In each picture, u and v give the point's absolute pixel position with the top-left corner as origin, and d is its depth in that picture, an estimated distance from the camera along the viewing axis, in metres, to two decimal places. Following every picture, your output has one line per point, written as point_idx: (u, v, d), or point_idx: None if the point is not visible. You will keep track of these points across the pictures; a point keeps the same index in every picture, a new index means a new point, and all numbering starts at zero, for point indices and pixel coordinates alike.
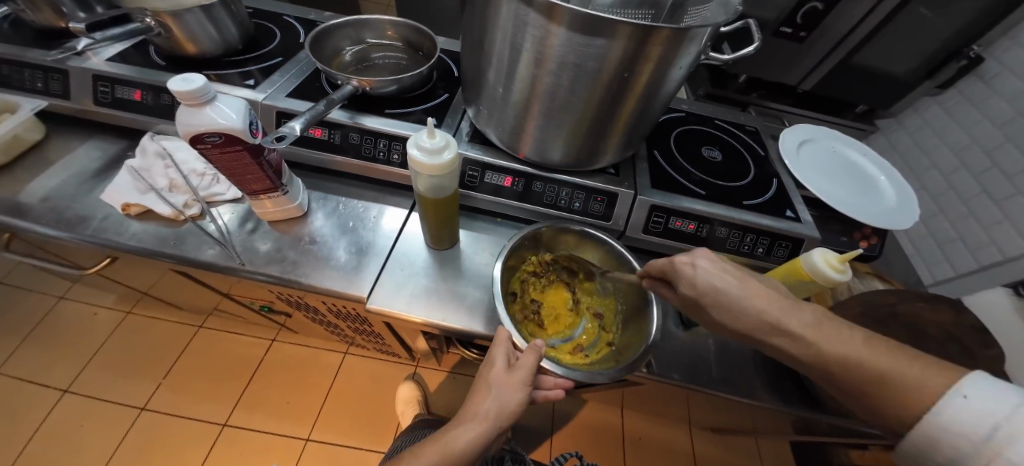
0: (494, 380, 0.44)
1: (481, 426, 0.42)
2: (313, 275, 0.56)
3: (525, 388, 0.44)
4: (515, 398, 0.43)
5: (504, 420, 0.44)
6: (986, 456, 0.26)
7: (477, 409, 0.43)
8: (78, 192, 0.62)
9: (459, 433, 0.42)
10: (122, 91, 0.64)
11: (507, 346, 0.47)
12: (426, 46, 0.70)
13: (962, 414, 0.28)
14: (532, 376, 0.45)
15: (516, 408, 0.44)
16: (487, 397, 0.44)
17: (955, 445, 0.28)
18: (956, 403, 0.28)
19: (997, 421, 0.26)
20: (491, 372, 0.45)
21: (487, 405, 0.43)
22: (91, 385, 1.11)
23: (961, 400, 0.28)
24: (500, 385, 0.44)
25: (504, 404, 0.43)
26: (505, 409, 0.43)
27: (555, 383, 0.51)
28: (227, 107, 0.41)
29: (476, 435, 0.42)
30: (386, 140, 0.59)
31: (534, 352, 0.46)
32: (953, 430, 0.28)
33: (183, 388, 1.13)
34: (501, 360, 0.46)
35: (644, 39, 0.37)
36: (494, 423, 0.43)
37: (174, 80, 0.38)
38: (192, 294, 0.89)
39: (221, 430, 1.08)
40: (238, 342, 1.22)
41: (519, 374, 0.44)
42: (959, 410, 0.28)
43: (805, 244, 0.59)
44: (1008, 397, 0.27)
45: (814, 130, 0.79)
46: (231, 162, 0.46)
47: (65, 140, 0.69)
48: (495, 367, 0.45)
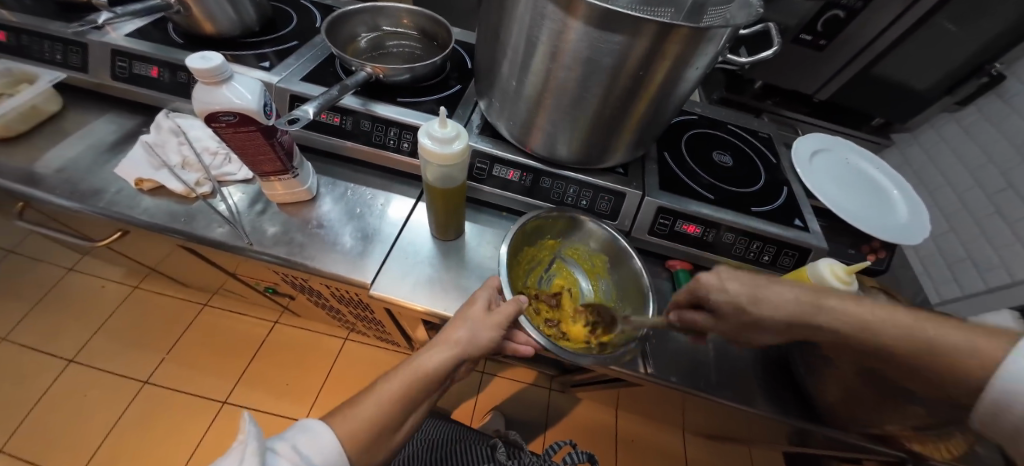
0: (470, 315, 0.45)
1: (451, 349, 0.42)
2: (319, 258, 0.56)
3: (500, 328, 0.45)
4: (488, 335, 0.44)
5: (474, 353, 0.44)
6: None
7: (447, 336, 0.43)
8: (93, 164, 0.63)
9: (427, 356, 0.42)
10: (140, 67, 0.64)
11: (490, 291, 0.49)
12: (442, 36, 0.69)
13: (1019, 373, 0.29)
14: (509, 320, 0.46)
15: (486, 344, 0.44)
16: (459, 327, 0.44)
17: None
18: (1015, 364, 0.29)
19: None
20: (469, 308, 0.46)
21: (458, 333, 0.43)
22: (97, 355, 1.14)
23: (1019, 361, 0.29)
24: (475, 320, 0.45)
25: (475, 336, 0.43)
26: (476, 342, 0.43)
27: (527, 340, 0.51)
28: (242, 87, 0.42)
29: (444, 359, 0.41)
30: (397, 128, 0.59)
31: (514, 303, 0.46)
32: (1019, 389, 0.29)
33: (186, 363, 1.15)
34: (481, 302, 0.47)
35: (662, 37, 0.37)
36: (462, 352, 0.42)
37: (192, 58, 0.39)
38: (199, 272, 0.90)
39: (220, 406, 1.10)
40: (241, 321, 1.24)
41: (497, 316, 0.45)
42: (1020, 369, 0.29)
43: (811, 254, 0.59)
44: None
45: (828, 140, 0.78)
46: (243, 141, 0.46)
47: (82, 113, 0.70)
48: (475, 306, 0.46)
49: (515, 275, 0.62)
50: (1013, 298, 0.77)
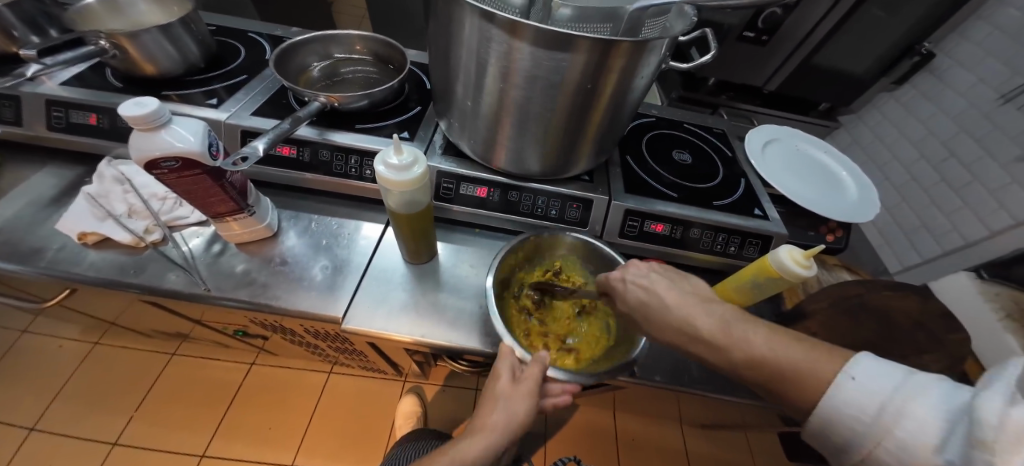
0: (500, 392, 0.44)
1: (491, 436, 0.41)
2: (285, 297, 0.54)
3: (533, 396, 0.43)
4: (524, 407, 0.43)
5: (513, 431, 0.43)
6: (877, 436, 0.27)
7: (485, 421, 0.43)
8: (31, 222, 0.58)
9: (468, 444, 0.41)
10: (77, 115, 0.61)
11: (510, 359, 0.47)
12: (396, 59, 0.69)
13: (851, 395, 0.28)
14: (538, 385, 0.44)
15: (524, 417, 0.43)
16: (494, 410, 0.43)
17: (850, 426, 0.28)
18: (844, 386, 0.28)
19: (882, 401, 0.27)
20: (496, 384, 0.45)
21: (494, 417, 0.42)
22: (58, 422, 1.05)
23: (850, 382, 0.28)
24: (507, 397, 0.44)
25: (512, 414, 0.43)
26: (513, 419, 0.43)
27: (562, 389, 0.48)
28: (184, 129, 0.40)
29: (485, 447, 0.41)
30: (358, 156, 0.58)
31: (538, 363, 0.45)
32: (845, 413, 0.28)
33: (158, 420, 1.08)
34: (507, 374, 0.46)
35: (605, 51, 0.38)
36: (502, 435, 0.42)
37: (125, 104, 0.37)
38: (162, 321, 0.85)
39: (199, 461, 1.03)
40: (215, 367, 1.17)
41: (525, 385, 0.44)
42: (848, 392, 0.28)
43: (773, 241, 0.61)
44: (887, 373, 0.28)
45: (778, 130, 0.82)
46: (191, 185, 0.44)
47: (17, 168, 0.66)
48: (502, 379, 0.45)
49: (512, 309, 0.60)
50: (969, 258, 0.82)
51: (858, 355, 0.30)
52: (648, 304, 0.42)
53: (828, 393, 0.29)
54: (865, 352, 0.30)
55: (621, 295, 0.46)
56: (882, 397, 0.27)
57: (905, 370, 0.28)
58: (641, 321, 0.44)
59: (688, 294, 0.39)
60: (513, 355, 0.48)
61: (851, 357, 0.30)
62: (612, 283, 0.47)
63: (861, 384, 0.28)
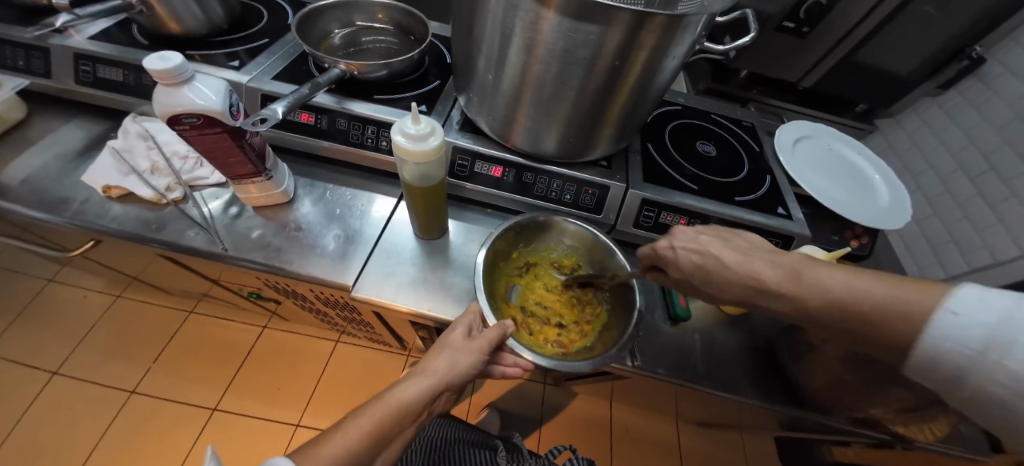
0: (450, 343, 0.46)
1: (429, 379, 0.42)
2: (298, 262, 0.55)
3: (480, 354, 0.45)
4: (469, 361, 0.44)
5: (453, 382, 0.44)
6: (984, 371, 0.27)
7: (428, 365, 0.44)
8: (59, 173, 0.60)
9: (406, 387, 0.41)
10: (105, 70, 0.62)
11: (473, 317, 0.49)
12: (418, 30, 0.68)
13: (955, 331, 0.28)
14: (491, 346, 0.46)
15: (467, 371, 0.44)
16: (440, 356, 0.44)
17: (953, 362, 0.28)
18: (949, 323, 0.28)
19: (989, 334, 0.27)
20: (450, 335, 0.46)
21: (438, 362, 0.44)
22: (82, 368, 1.11)
23: (949, 317, 0.28)
24: (455, 347, 0.45)
25: (456, 364, 0.44)
26: (456, 369, 0.44)
27: (514, 362, 0.51)
28: (205, 87, 0.40)
29: (423, 389, 0.41)
30: (375, 126, 0.57)
31: (499, 327, 0.47)
32: (947, 349, 0.29)
33: (173, 373, 1.13)
34: (462, 327, 0.47)
35: (637, 26, 0.36)
36: (441, 380, 0.43)
37: (149, 58, 0.37)
38: (180, 279, 0.88)
39: (211, 414, 1.09)
40: (228, 327, 1.21)
41: (478, 342, 0.46)
42: (950, 329, 0.28)
43: (794, 241, 0.59)
44: (994, 302, 0.27)
45: (809, 127, 0.79)
46: (211, 144, 0.45)
47: (48, 120, 0.68)
48: (456, 332, 0.47)
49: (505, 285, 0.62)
50: (998, 277, 0.78)
51: (962, 287, 0.29)
52: (707, 268, 0.40)
53: (929, 331, 0.29)
54: (975, 282, 0.29)
55: (672, 262, 0.43)
56: (992, 327, 0.27)
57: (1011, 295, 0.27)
58: (669, 270, 0.44)
59: None
60: (478, 317, 0.50)
61: (956, 289, 0.29)
62: (659, 253, 0.44)
63: (965, 317, 0.28)
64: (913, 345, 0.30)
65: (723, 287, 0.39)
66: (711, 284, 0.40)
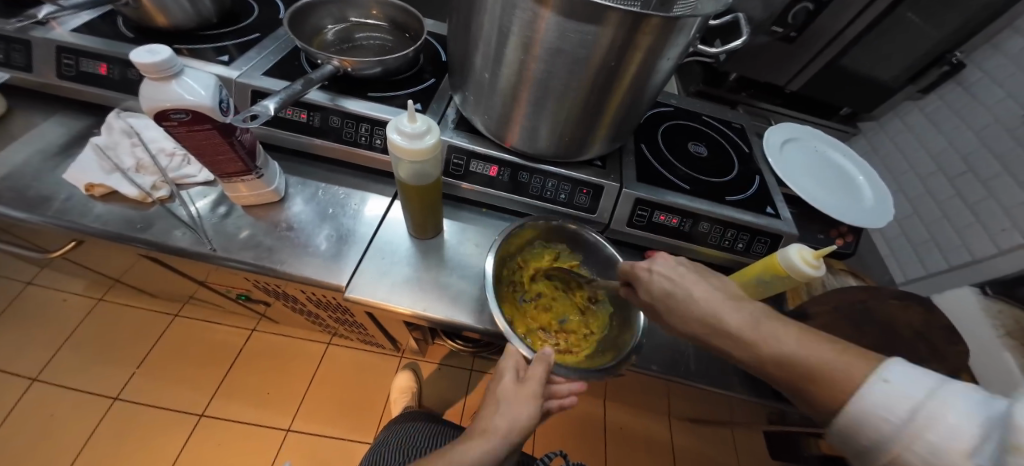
0: (502, 394, 0.44)
1: (492, 440, 0.41)
2: (290, 262, 0.54)
3: (536, 400, 0.43)
4: (527, 413, 0.42)
5: (515, 438, 0.42)
6: (903, 441, 0.24)
7: (487, 425, 0.42)
8: (39, 170, 0.58)
9: (466, 449, 0.40)
10: (88, 64, 0.60)
11: (514, 358, 0.47)
12: (413, 28, 0.67)
13: (881, 398, 0.26)
14: (542, 387, 0.44)
15: (526, 423, 0.42)
16: (497, 414, 0.43)
17: (876, 428, 0.26)
18: (878, 388, 0.26)
19: (913, 404, 0.25)
20: (500, 386, 0.44)
21: (497, 422, 0.42)
22: (61, 373, 1.07)
23: (880, 385, 0.26)
24: (510, 399, 0.43)
25: (514, 419, 0.42)
26: (516, 425, 0.42)
27: (569, 391, 0.48)
28: (195, 82, 0.39)
29: (486, 449, 0.40)
30: (369, 124, 0.57)
31: (541, 360, 0.45)
32: (873, 414, 0.26)
33: (158, 377, 1.10)
34: (510, 374, 0.45)
35: (632, 27, 0.36)
36: (504, 440, 0.41)
37: (137, 51, 0.36)
38: (166, 280, 0.85)
39: (198, 420, 1.06)
40: (216, 330, 1.19)
41: (530, 386, 0.44)
42: (877, 394, 0.26)
43: (783, 240, 0.60)
44: (923, 379, 0.26)
45: (797, 129, 0.80)
46: (201, 141, 0.44)
47: (27, 115, 0.65)
48: (505, 380, 0.45)
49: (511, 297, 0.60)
50: (975, 275, 0.81)
51: (886, 361, 0.28)
52: (674, 295, 0.39)
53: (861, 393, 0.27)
54: (897, 357, 0.28)
55: (645, 284, 0.42)
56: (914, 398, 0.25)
57: (940, 376, 0.26)
58: (640, 291, 0.43)
59: (692, 285, 0.39)
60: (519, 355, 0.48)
61: (882, 362, 0.28)
62: (635, 271, 0.43)
63: (892, 387, 0.26)
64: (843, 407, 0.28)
65: (686, 318, 0.38)
66: (673, 316, 0.39)
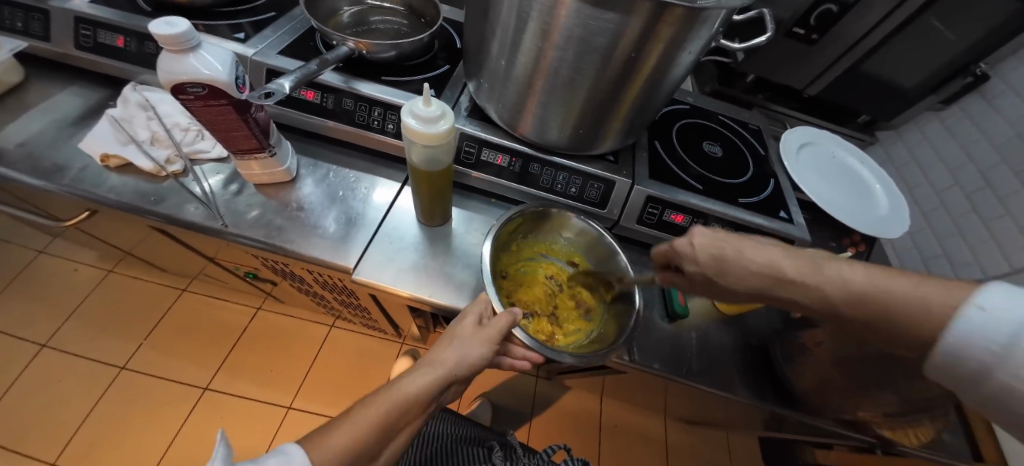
0: (460, 332, 0.46)
1: (439, 369, 0.42)
2: (299, 242, 0.54)
3: (490, 343, 0.45)
4: (478, 352, 0.44)
5: (461, 372, 0.44)
6: (1008, 365, 0.26)
7: (435, 357, 0.44)
8: (55, 139, 0.59)
9: (412, 379, 0.41)
10: (105, 36, 0.60)
11: (482, 306, 0.49)
12: (430, 13, 0.67)
13: (976, 329, 0.27)
14: (502, 333, 0.46)
15: (478, 361, 0.44)
16: (447, 348, 0.44)
17: (975, 359, 0.27)
18: (971, 318, 0.27)
19: (1013, 333, 0.26)
20: (459, 325, 0.47)
21: (446, 354, 0.44)
22: (70, 342, 1.10)
23: (977, 313, 0.27)
24: (465, 336, 0.45)
25: (465, 354, 0.44)
26: (466, 359, 0.44)
27: (524, 355, 0.51)
28: (212, 57, 0.39)
29: (429, 380, 0.41)
30: (381, 108, 0.57)
31: (507, 315, 0.47)
32: (972, 342, 0.27)
33: (165, 351, 1.12)
34: (471, 317, 0.48)
35: (655, 17, 0.35)
36: (453, 371, 0.43)
37: (155, 22, 0.36)
38: (176, 255, 0.87)
39: (202, 393, 1.08)
40: (222, 307, 1.21)
41: (487, 331, 0.46)
42: (976, 326, 0.27)
43: (794, 245, 0.59)
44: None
45: (815, 133, 0.79)
46: (216, 116, 0.44)
47: (44, 84, 0.66)
48: (466, 322, 0.47)
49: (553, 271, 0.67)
50: None
51: (990, 284, 0.28)
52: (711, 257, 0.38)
53: (952, 326, 0.28)
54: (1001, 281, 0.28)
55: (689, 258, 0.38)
56: (1019, 326, 0.26)
57: None
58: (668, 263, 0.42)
59: None
60: (488, 304, 0.50)
61: (981, 288, 0.28)
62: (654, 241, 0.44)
63: (991, 316, 0.27)
64: (937, 338, 0.29)
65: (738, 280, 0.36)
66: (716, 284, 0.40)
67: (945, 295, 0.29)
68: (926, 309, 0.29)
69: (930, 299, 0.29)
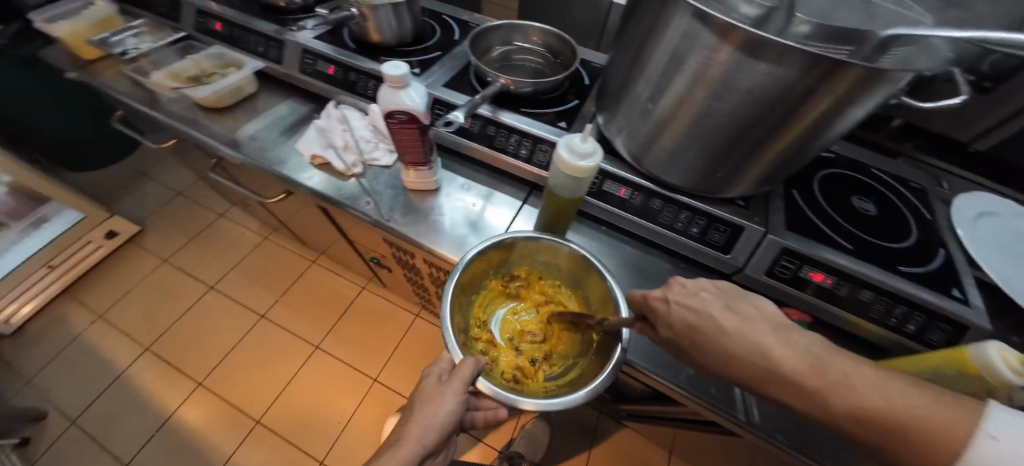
0: (423, 396, 0.49)
1: (412, 442, 0.47)
2: (435, 241, 0.63)
3: (454, 401, 0.47)
4: (445, 412, 0.47)
5: (437, 435, 0.48)
6: None
7: (410, 430, 0.48)
8: (273, 136, 0.78)
9: (389, 457, 0.46)
10: (321, 65, 0.79)
11: (444, 364, 0.52)
12: (566, 55, 0.73)
13: (995, 457, 0.28)
14: (463, 389, 0.47)
15: (443, 421, 0.47)
16: (419, 414, 0.48)
17: None
18: (986, 443, 0.28)
19: None
20: (423, 389, 0.50)
21: (418, 420, 0.48)
22: (234, 289, 1.45)
23: (990, 441, 0.28)
24: (427, 400, 0.49)
25: (433, 418, 0.47)
26: (434, 422, 0.47)
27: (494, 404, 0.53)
28: (415, 93, 0.50)
29: (408, 455, 0.46)
30: (518, 136, 0.64)
31: (470, 363, 0.48)
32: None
33: (292, 310, 1.40)
34: (433, 377, 0.51)
35: (826, 71, 0.35)
36: (419, 441, 0.47)
37: (387, 65, 0.47)
38: (323, 234, 1.07)
39: (311, 350, 1.31)
40: (336, 282, 1.46)
41: (448, 392, 0.48)
42: (993, 453, 0.28)
43: (973, 333, 0.50)
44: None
45: (1002, 202, 0.65)
46: (405, 136, 0.55)
47: (270, 95, 0.88)
48: (429, 382, 0.50)
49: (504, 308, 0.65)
50: None
51: (989, 407, 0.30)
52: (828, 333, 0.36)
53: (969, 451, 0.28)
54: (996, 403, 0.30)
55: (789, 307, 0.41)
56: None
57: None
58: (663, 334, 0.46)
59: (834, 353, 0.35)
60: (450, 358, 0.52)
61: (981, 410, 0.30)
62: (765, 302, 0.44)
63: (1008, 446, 0.27)
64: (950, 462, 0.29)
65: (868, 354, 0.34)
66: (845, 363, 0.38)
67: (956, 419, 0.30)
68: (948, 430, 0.29)
69: (947, 420, 0.30)
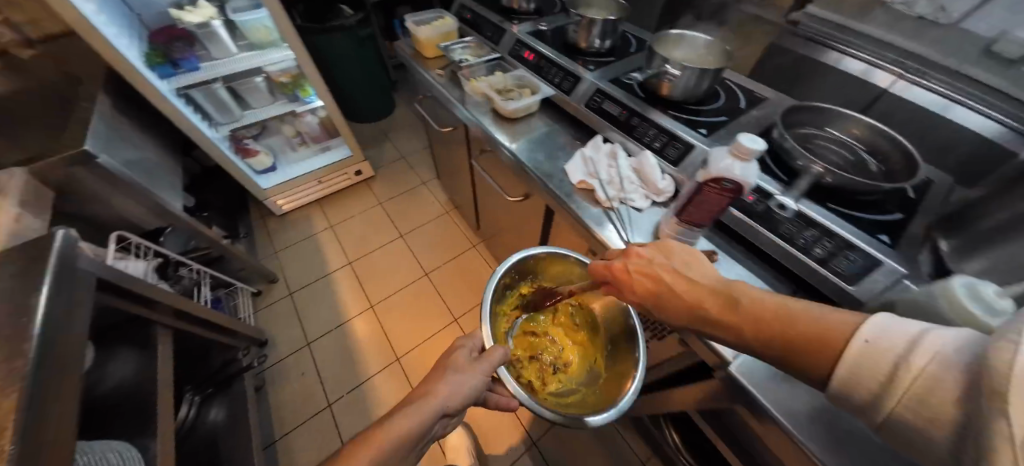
0: (454, 366, 0.63)
1: (437, 400, 0.58)
2: None
3: (480, 374, 0.62)
4: (472, 382, 0.61)
5: (456, 403, 0.59)
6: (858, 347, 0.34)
7: (432, 394, 0.59)
8: (540, 141, 0.87)
9: (404, 419, 0.55)
10: (607, 104, 0.79)
11: (472, 346, 0.67)
12: (896, 159, 0.65)
13: (859, 337, 0.35)
14: (490, 367, 0.63)
15: (469, 389, 0.60)
16: (445, 384, 0.60)
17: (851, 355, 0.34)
18: (863, 331, 0.35)
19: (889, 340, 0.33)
20: (451, 360, 0.64)
21: (444, 388, 0.59)
22: (416, 245, 1.81)
23: (868, 334, 0.34)
24: (456, 368, 0.62)
25: (460, 384, 0.60)
26: (460, 390, 0.60)
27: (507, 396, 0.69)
28: (750, 168, 0.50)
29: (425, 416, 0.56)
30: (820, 232, 0.59)
31: (498, 350, 0.64)
32: (859, 345, 0.34)
33: (448, 279, 1.69)
34: (465, 353, 0.66)
35: None
36: (444, 400, 0.58)
37: (743, 137, 0.49)
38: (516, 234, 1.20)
39: (451, 319, 1.56)
40: (486, 271, 1.71)
41: (478, 366, 0.62)
42: (855, 334, 0.35)
43: None
44: (896, 325, 0.34)
45: None
46: (711, 200, 0.53)
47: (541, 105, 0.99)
48: (459, 356, 0.65)
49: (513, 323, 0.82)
50: None
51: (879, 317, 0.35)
52: None
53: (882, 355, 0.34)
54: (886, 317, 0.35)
55: None
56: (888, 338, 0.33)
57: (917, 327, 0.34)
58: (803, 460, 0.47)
59: None
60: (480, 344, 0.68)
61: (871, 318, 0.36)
62: None
63: (880, 333, 0.34)
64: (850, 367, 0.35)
65: None
66: None
67: (854, 321, 0.36)
68: (829, 325, 0.37)
69: (838, 324, 0.37)
